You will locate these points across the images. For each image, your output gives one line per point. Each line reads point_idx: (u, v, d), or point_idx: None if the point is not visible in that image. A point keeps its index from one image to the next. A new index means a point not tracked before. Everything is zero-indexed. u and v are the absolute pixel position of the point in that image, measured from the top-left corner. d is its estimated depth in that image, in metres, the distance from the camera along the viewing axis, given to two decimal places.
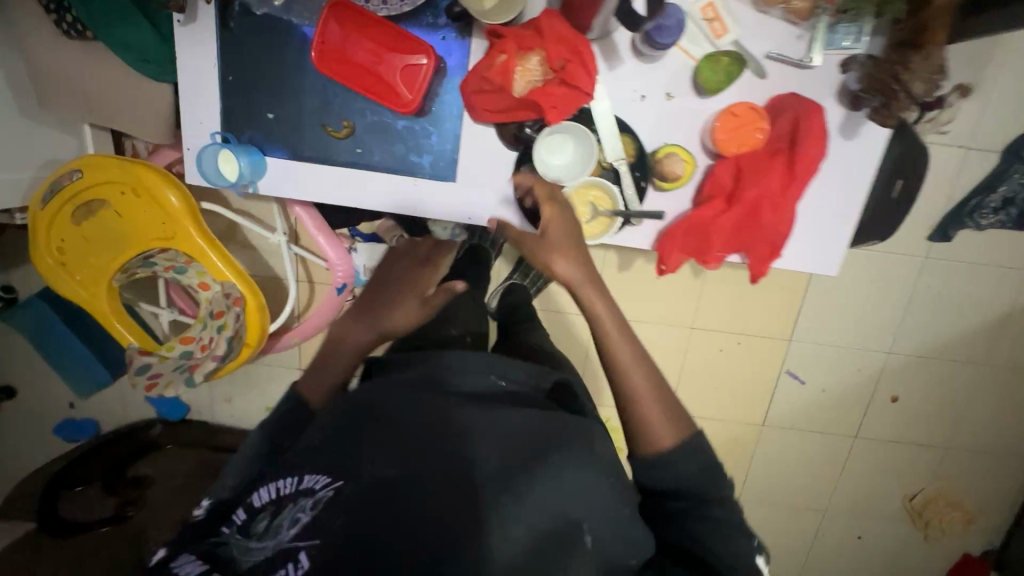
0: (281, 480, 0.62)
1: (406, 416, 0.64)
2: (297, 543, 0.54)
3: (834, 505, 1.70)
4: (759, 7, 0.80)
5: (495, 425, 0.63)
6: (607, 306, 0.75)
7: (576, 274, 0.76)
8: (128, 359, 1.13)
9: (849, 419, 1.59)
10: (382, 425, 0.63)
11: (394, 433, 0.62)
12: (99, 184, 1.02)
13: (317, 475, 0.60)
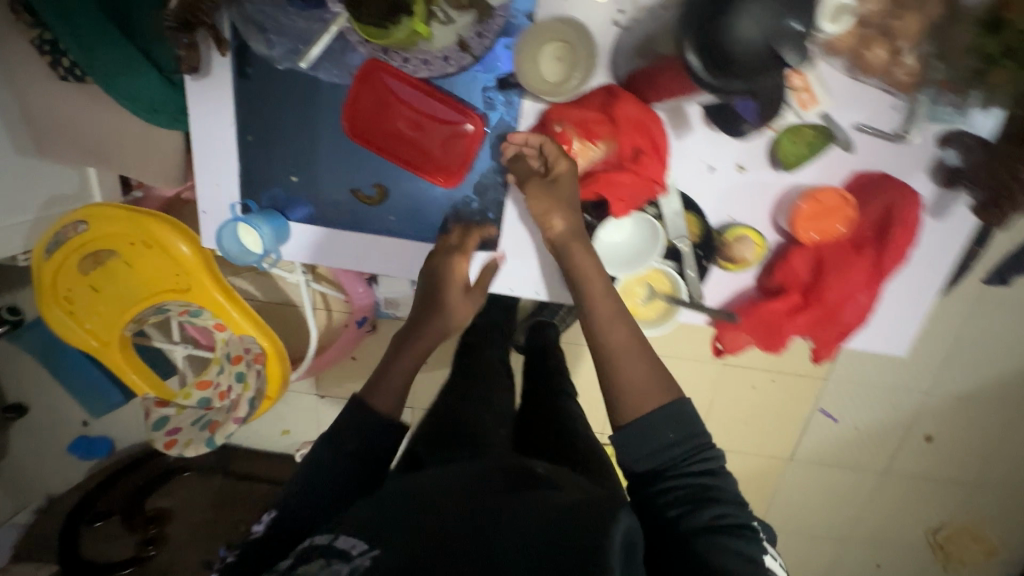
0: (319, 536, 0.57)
1: (456, 502, 0.57)
2: None
3: (855, 536, 1.67)
4: (853, 75, 0.69)
5: (561, 501, 0.56)
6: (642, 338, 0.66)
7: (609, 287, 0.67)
8: (146, 411, 1.09)
9: (879, 456, 1.54)
10: (429, 510, 0.56)
11: (441, 516, 0.54)
12: (106, 236, 0.94)
13: (355, 539, 0.53)
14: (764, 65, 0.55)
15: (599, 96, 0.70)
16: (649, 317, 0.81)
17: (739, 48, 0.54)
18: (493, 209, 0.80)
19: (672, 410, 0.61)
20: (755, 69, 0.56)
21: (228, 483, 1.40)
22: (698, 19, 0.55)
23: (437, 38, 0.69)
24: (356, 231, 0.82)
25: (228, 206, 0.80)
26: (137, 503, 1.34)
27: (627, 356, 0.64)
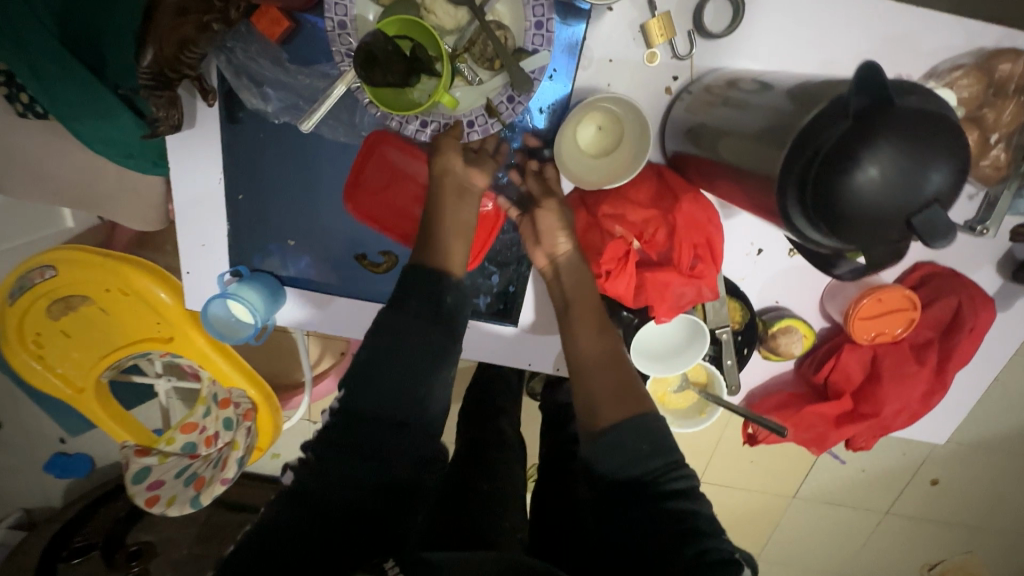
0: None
1: None
2: None
3: (850, 568, 1.66)
4: None
5: None
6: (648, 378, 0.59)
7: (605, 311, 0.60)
8: (124, 461, 1.01)
9: (883, 497, 1.50)
10: None
11: None
12: (79, 282, 0.84)
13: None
14: (899, 235, 0.34)
15: (649, 184, 0.61)
16: (684, 406, 0.76)
17: (869, 213, 0.33)
18: (515, 281, 0.73)
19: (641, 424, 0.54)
20: (885, 237, 0.35)
21: (216, 513, 1.34)
22: (800, 157, 0.36)
23: (463, 100, 0.60)
24: (356, 300, 0.72)
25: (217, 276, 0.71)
26: (118, 536, 1.27)
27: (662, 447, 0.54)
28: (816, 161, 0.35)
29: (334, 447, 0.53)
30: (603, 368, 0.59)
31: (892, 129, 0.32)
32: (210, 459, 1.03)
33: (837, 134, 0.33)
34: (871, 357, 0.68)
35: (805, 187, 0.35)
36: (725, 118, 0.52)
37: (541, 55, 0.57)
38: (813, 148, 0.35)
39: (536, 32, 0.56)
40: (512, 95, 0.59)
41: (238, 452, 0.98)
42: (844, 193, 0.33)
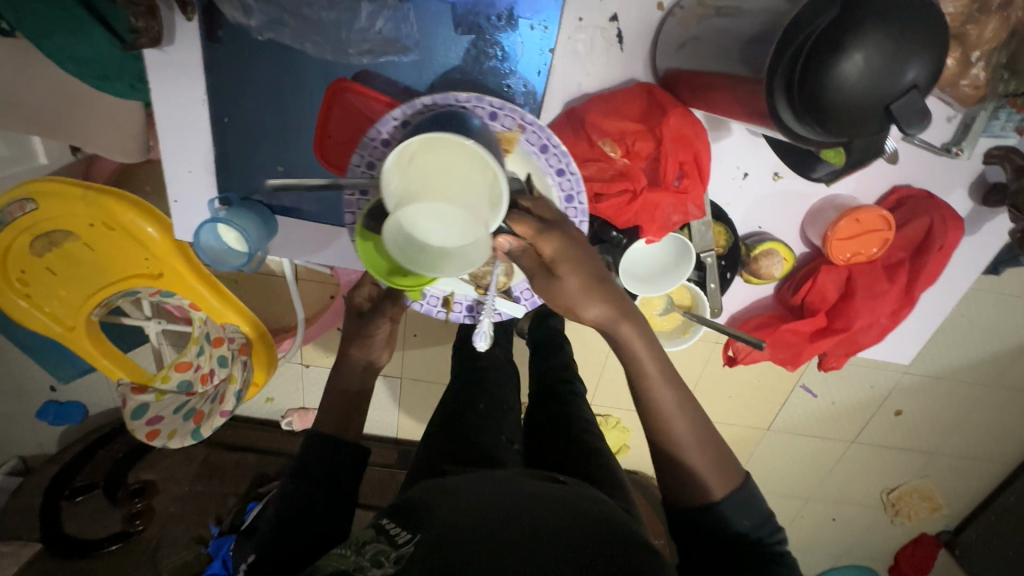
0: (384, 523, 0.55)
1: (482, 492, 0.56)
2: (398, 542, 0.51)
3: (817, 494, 1.79)
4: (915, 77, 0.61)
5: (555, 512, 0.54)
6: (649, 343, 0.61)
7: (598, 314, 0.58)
8: (121, 399, 1.02)
9: (849, 427, 1.60)
10: (452, 496, 0.56)
11: (469, 500, 0.55)
12: (61, 215, 0.83)
13: (399, 526, 0.53)
14: (879, 125, 0.38)
15: (638, 101, 0.62)
16: (669, 328, 0.80)
17: (850, 99, 0.37)
18: None
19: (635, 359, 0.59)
20: (865, 126, 0.39)
21: (214, 453, 1.38)
22: (789, 46, 0.39)
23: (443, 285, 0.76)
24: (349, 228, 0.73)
25: (207, 203, 0.71)
26: (119, 476, 1.31)
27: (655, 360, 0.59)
28: (803, 52, 0.38)
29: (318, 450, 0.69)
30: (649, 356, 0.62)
31: (875, 17, 0.35)
32: (208, 395, 1.05)
33: (825, 22, 0.36)
34: (846, 280, 0.71)
35: (791, 78, 0.39)
36: (719, 29, 0.52)
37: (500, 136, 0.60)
38: (802, 38, 0.38)
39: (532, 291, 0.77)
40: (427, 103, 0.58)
41: (236, 386, 0.99)
42: (828, 78, 0.36)
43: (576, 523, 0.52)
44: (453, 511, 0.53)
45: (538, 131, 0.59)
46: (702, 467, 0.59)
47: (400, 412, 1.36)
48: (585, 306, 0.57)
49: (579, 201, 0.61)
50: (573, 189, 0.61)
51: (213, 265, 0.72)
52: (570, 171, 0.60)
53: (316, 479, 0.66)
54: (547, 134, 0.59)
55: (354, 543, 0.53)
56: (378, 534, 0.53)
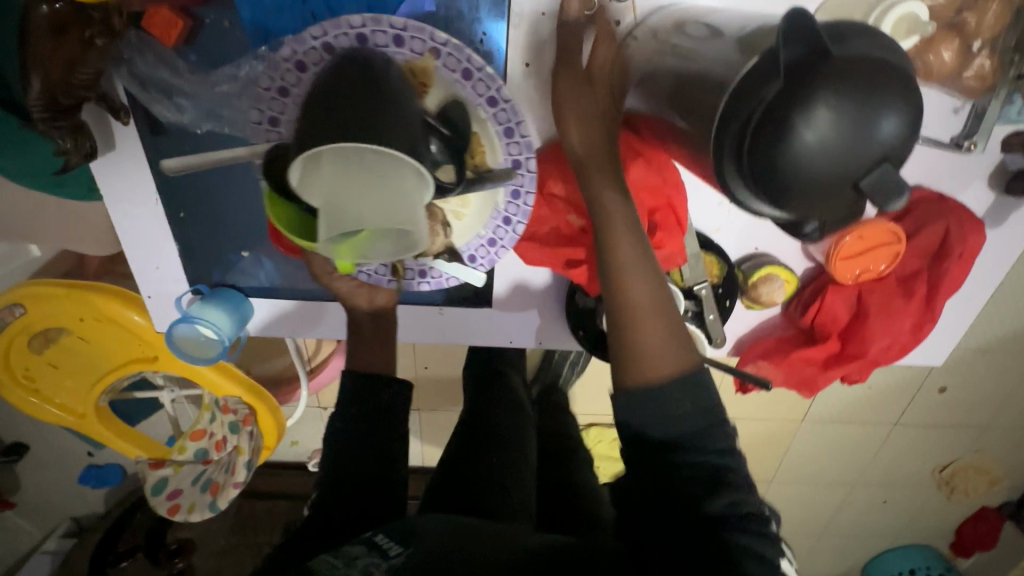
0: (381, 537, 0.59)
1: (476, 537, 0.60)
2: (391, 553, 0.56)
3: (863, 478, 1.71)
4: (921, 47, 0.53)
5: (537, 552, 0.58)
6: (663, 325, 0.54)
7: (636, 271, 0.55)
8: (141, 476, 1.04)
9: (890, 409, 1.52)
10: (452, 534, 0.60)
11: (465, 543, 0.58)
12: (52, 315, 0.84)
13: (390, 539, 0.58)
14: (851, 195, 0.37)
15: None
16: None
17: (812, 174, 0.35)
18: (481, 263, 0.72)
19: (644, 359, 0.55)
20: (837, 201, 0.37)
21: (245, 505, 1.39)
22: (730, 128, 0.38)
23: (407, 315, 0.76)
24: (306, 301, 0.74)
25: (175, 301, 0.70)
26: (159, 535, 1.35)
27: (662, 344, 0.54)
28: (750, 133, 0.37)
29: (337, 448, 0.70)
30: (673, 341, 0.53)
31: (824, 86, 0.34)
32: (222, 463, 1.05)
33: (771, 95, 0.36)
34: (858, 299, 0.65)
35: (741, 159, 0.38)
36: (677, 69, 0.48)
37: (414, 65, 0.56)
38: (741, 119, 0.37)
39: (488, 247, 0.68)
40: (325, 35, 0.54)
41: (246, 456, 1.00)
42: (788, 159, 0.35)
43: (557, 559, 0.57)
44: (442, 543, 0.58)
45: (455, 52, 0.55)
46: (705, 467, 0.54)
47: (420, 447, 1.36)
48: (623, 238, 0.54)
49: (520, 132, 0.59)
50: (511, 119, 0.59)
51: (190, 358, 0.73)
52: (502, 98, 0.58)
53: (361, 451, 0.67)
54: (467, 55, 0.56)
55: (342, 554, 0.56)
56: (369, 549, 0.57)
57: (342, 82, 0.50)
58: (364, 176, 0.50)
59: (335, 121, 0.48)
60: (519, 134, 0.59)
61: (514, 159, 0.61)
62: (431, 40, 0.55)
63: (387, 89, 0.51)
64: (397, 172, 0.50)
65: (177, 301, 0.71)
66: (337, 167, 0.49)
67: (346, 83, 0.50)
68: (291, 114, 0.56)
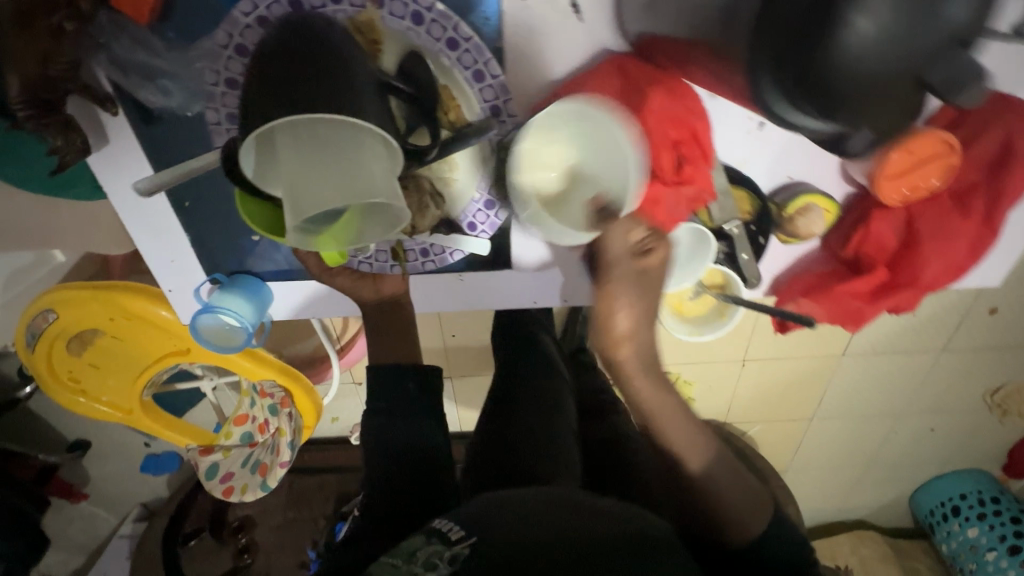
0: (448, 523, 0.60)
1: (550, 519, 0.57)
2: (455, 545, 0.56)
3: (907, 407, 1.68)
4: None
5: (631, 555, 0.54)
6: (655, 387, 0.67)
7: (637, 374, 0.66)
8: (193, 462, 1.08)
9: (937, 335, 1.45)
10: (521, 515, 0.59)
11: (539, 521, 0.57)
12: (86, 318, 0.85)
13: (454, 526, 0.58)
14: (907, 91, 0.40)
15: (613, 82, 0.57)
16: (703, 311, 0.76)
17: (868, 66, 0.38)
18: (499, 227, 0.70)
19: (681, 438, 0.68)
20: (894, 92, 0.40)
21: (297, 480, 1.45)
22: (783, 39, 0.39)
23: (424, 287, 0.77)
24: (318, 284, 0.75)
25: (196, 291, 0.71)
26: (220, 515, 1.41)
27: (663, 416, 0.67)
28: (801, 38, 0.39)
29: (383, 435, 0.72)
30: (671, 418, 0.67)
31: None
32: (267, 444, 1.08)
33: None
34: (909, 220, 0.59)
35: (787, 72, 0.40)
36: None
37: (358, 20, 0.56)
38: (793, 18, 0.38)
39: (486, 210, 0.68)
40: (256, 6, 0.53)
41: (288, 436, 1.02)
42: (845, 52, 0.37)
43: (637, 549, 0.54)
44: (506, 526, 0.57)
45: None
46: (710, 480, 0.67)
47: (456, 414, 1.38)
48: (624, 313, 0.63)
49: (490, 73, 0.59)
50: (476, 60, 0.58)
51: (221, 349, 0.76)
52: (462, 37, 0.57)
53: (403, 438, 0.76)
54: None
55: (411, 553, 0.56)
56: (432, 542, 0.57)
57: (291, 53, 0.50)
58: (320, 147, 0.51)
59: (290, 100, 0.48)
60: (490, 76, 0.59)
61: (490, 106, 0.61)
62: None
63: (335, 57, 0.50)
64: (354, 137, 0.51)
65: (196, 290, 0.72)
66: (289, 147, 0.51)
67: (298, 49, 0.50)
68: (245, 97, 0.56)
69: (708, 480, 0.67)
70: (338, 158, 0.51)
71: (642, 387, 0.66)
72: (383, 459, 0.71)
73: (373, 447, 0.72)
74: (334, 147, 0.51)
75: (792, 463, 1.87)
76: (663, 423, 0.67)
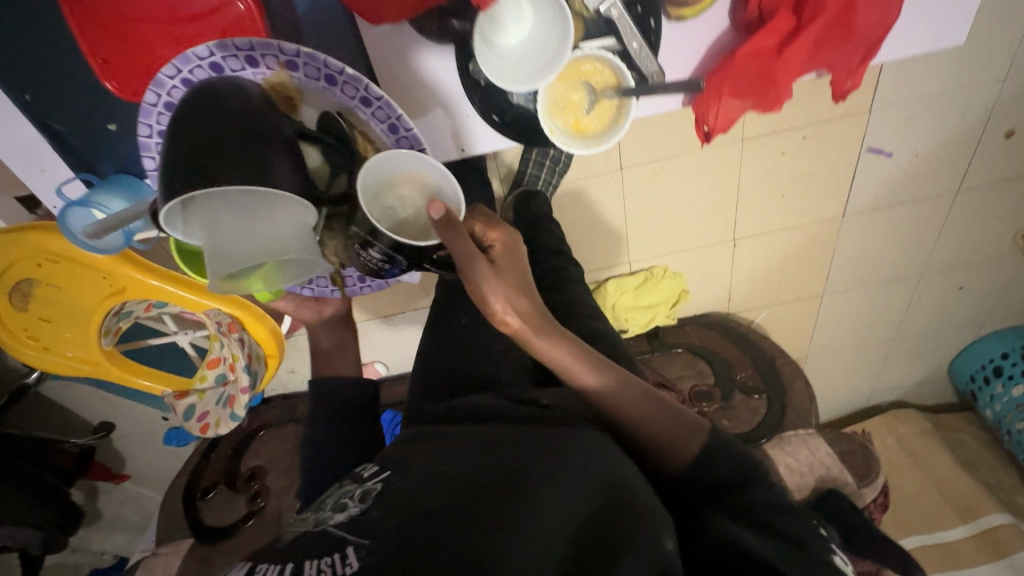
0: (350, 507, 0.61)
1: (460, 476, 0.58)
2: (346, 538, 0.55)
3: (929, 267, 1.53)
4: None
5: (541, 504, 0.54)
6: (560, 344, 0.71)
7: (546, 346, 0.71)
8: (171, 406, 1.10)
9: (949, 174, 1.30)
10: (429, 487, 0.58)
11: (447, 480, 0.58)
12: (13, 265, 0.86)
13: (348, 526, 0.57)
14: None
15: None
16: (605, 121, 0.86)
17: None
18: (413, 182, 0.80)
19: (592, 375, 0.72)
20: None
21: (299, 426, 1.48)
22: None
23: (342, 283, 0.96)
24: None
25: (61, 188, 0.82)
26: (233, 469, 1.47)
27: (574, 368, 0.72)
28: None
29: (323, 435, 0.90)
30: (580, 364, 0.72)
31: None
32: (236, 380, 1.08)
33: None
34: None
35: None
36: None
37: (272, 79, 0.72)
38: None
39: None
40: (179, 72, 0.70)
41: (243, 361, 1.02)
42: None
43: (541, 479, 0.55)
44: (407, 508, 0.56)
45: (307, 61, 0.72)
46: (638, 418, 0.70)
47: None
48: (509, 311, 0.69)
49: (373, 97, 0.76)
50: (363, 95, 0.76)
51: (91, 248, 0.83)
52: (360, 89, 0.75)
53: (346, 433, 0.90)
54: (322, 61, 0.73)
55: (310, 549, 0.55)
56: (333, 533, 0.57)
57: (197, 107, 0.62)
58: (241, 215, 0.63)
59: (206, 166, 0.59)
60: (375, 99, 0.76)
61: (388, 126, 0.79)
62: (280, 53, 0.72)
63: (249, 107, 0.64)
64: (278, 200, 0.64)
65: (60, 186, 0.82)
66: (209, 210, 0.61)
67: (199, 118, 0.61)
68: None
69: (633, 407, 0.71)
70: (260, 215, 0.63)
71: (545, 350, 0.71)
72: (320, 465, 0.87)
73: (316, 430, 0.91)
74: (256, 207, 0.63)
75: (810, 348, 1.76)
76: (574, 370, 0.72)
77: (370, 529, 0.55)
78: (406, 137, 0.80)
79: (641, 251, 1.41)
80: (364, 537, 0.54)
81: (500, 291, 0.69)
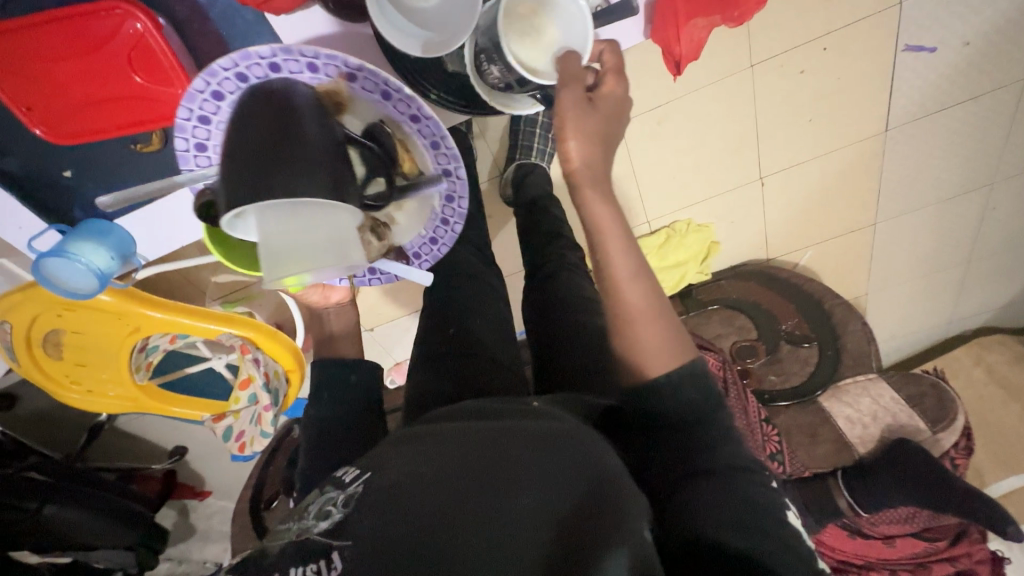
0: (334, 508, 0.52)
1: (442, 471, 0.50)
2: (331, 541, 0.49)
3: (1003, 172, 1.33)
4: None
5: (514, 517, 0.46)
6: (607, 209, 0.65)
7: (601, 215, 0.65)
8: (211, 429, 1.15)
9: (1012, 59, 1.11)
10: (410, 481, 0.49)
11: (434, 469, 0.50)
12: (36, 317, 0.91)
13: (334, 525, 0.50)
14: None
15: None
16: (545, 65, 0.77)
17: None
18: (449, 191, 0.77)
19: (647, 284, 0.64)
20: None
21: None
22: None
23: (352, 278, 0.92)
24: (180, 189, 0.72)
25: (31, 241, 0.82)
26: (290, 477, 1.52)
27: (620, 246, 0.64)
28: None
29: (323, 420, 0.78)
30: (629, 256, 0.64)
31: None
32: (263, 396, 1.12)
33: None
34: None
35: None
36: None
37: (330, 87, 0.66)
38: None
39: (449, 203, 0.78)
40: (235, 64, 0.62)
41: (261, 380, 1.08)
42: None
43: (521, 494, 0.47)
44: (380, 504, 0.49)
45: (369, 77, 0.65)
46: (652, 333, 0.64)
47: None
48: (573, 143, 0.66)
49: (423, 115, 0.69)
50: (417, 112, 0.68)
51: (75, 295, 0.81)
52: (422, 115, 0.68)
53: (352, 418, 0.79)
54: (384, 78, 0.65)
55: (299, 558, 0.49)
56: (322, 540, 0.49)
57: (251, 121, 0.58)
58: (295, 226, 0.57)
59: (267, 186, 0.55)
60: (425, 118, 0.69)
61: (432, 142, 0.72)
62: (343, 66, 0.64)
63: (298, 128, 0.59)
64: (331, 208, 0.59)
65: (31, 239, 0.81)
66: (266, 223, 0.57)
67: (263, 133, 0.57)
68: (215, 134, 0.68)
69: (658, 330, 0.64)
70: (311, 224, 0.58)
71: (598, 216, 0.65)
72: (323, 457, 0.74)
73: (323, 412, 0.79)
74: (309, 218, 0.58)
75: (869, 285, 1.59)
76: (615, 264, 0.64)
77: (355, 529, 0.48)
78: (444, 156, 0.73)
79: (659, 209, 1.31)
80: (347, 539, 0.48)
81: (571, 128, 0.66)
